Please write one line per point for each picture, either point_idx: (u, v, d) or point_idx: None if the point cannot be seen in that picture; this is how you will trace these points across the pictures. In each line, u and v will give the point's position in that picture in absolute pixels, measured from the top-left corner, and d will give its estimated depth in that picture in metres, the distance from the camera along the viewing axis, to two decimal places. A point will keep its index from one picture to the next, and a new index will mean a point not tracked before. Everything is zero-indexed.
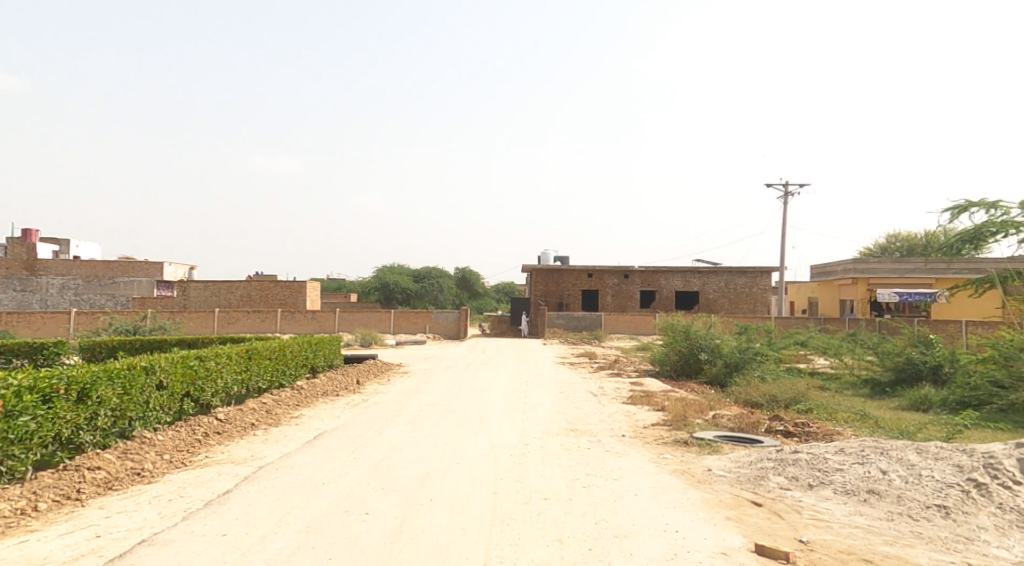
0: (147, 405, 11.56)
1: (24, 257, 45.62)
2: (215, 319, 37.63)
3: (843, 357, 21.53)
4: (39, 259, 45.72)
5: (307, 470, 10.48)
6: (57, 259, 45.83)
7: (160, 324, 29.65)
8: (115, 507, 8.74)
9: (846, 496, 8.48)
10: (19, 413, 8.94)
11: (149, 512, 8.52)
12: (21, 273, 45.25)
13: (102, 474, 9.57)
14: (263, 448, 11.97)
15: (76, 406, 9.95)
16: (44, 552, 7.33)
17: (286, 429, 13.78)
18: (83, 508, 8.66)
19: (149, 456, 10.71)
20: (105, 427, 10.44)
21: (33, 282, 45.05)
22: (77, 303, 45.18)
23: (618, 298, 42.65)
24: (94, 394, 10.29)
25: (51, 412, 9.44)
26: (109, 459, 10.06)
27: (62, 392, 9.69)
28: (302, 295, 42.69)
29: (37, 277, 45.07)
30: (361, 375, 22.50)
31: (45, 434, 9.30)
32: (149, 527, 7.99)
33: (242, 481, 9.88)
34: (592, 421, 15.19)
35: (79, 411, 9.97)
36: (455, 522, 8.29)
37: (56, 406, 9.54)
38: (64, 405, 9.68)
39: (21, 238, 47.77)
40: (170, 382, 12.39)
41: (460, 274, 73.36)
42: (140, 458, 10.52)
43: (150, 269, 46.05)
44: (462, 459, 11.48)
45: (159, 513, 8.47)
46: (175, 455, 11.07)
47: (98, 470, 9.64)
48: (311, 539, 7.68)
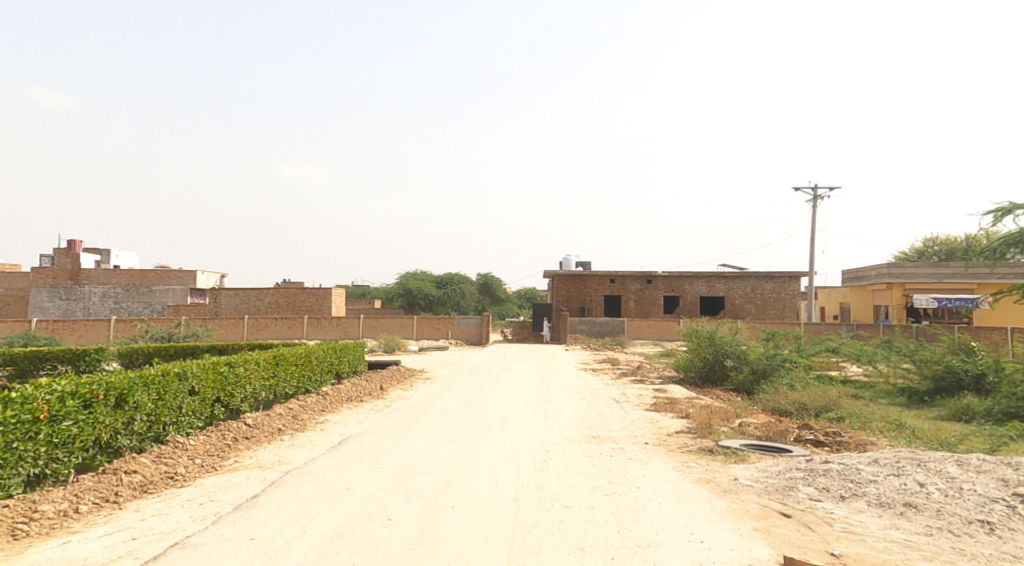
0: (180, 411, 11.53)
1: (68, 267, 46.29)
2: (244, 325, 37.84)
3: (877, 364, 21.08)
4: (82, 270, 46.38)
5: (331, 475, 10.38)
6: (100, 269, 46.50)
7: (192, 330, 29.87)
8: (150, 510, 8.69)
9: (881, 509, 8.19)
10: (61, 418, 8.93)
11: (182, 515, 8.45)
12: (66, 283, 45.92)
13: (138, 478, 9.54)
14: (289, 454, 11.89)
15: (115, 411, 9.91)
16: (84, 554, 7.27)
17: (312, 434, 13.70)
18: (122, 510, 8.62)
19: (182, 460, 10.66)
20: (141, 432, 10.41)
21: (77, 291, 45.69)
22: (117, 312, 45.63)
23: (640, 303, 42.29)
24: (132, 399, 10.26)
25: (92, 417, 9.42)
26: (144, 463, 10.03)
27: (102, 397, 9.65)
28: (327, 302, 42.85)
29: (80, 286, 45.72)
30: (385, 381, 22.43)
31: (86, 438, 9.27)
32: (181, 530, 7.92)
33: (268, 486, 9.80)
34: (614, 428, 14.96)
35: (118, 416, 9.94)
36: (477, 529, 8.11)
37: (97, 411, 9.51)
38: (103, 411, 9.65)
39: (67, 248, 48.48)
40: (202, 387, 12.36)
41: (482, 280, 73.37)
42: (174, 462, 10.47)
43: (184, 277, 46.49)
44: (484, 465, 11.32)
45: (191, 517, 8.39)
46: (206, 460, 11.02)
47: (134, 474, 9.60)
48: (335, 544, 7.54)
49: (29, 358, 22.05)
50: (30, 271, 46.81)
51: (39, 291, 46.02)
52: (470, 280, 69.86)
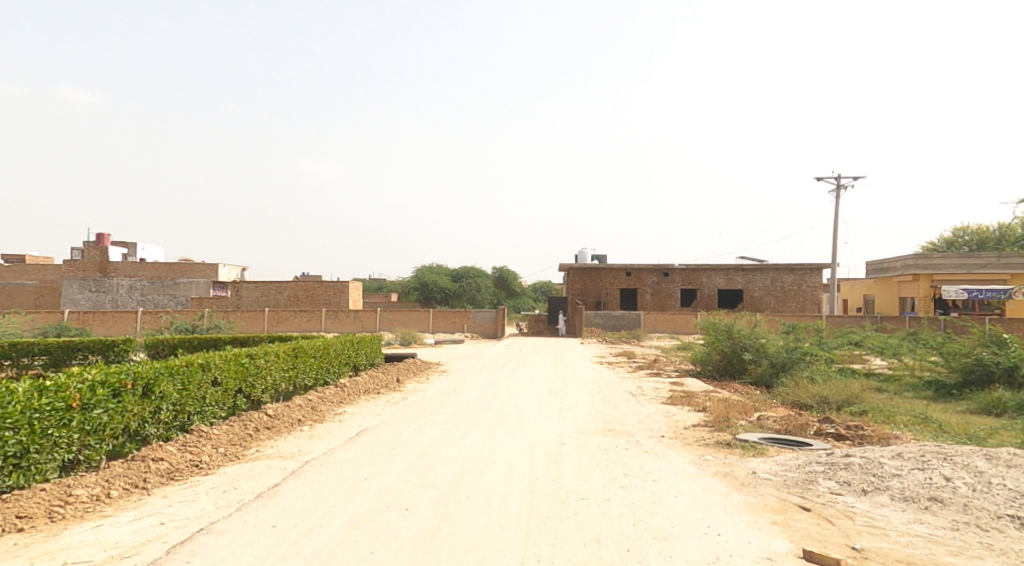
0: (204, 400, 11.56)
1: (97, 260, 46.71)
2: (265, 318, 38.03)
3: (902, 357, 20.82)
4: (111, 262, 46.72)
5: (351, 465, 10.37)
6: (126, 262, 46.97)
7: (215, 322, 30.08)
8: (177, 497, 8.71)
9: (905, 503, 8.05)
10: (92, 405, 8.95)
11: (206, 503, 8.46)
12: (94, 276, 46.31)
13: (164, 465, 9.57)
14: (309, 444, 11.91)
15: (142, 400, 9.94)
16: (114, 537, 7.29)
17: (331, 425, 13.70)
18: (151, 496, 8.64)
19: (206, 449, 10.69)
20: (167, 421, 10.45)
21: (106, 284, 46.02)
22: (143, 304, 46.07)
23: (657, 296, 42.11)
24: (158, 389, 10.29)
25: (121, 406, 9.45)
26: (170, 451, 10.06)
27: (131, 386, 9.68)
28: (345, 295, 42.98)
29: (109, 279, 46.05)
30: (402, 374, 22.46)
31: (116, 426, 9.31)
32: (206, 516, 7.93)
33: (289, 475, 9.80)
34: (630, 421, 14.86)
35: (145, 405, 9.97)
36: (494, 520, 8.06)
37: (125, 399, 9.53)
38: (132, 399, 9.68)
39: (95, 242, 48.94)
40: (225, 378, 12.39)
41: (498, 273, 73.34)
42: (199, 451, 10.50)
43: (207, 270, 46.79)
44: (500, 457, 11.28)
45: (215, 503, 8.41)
46: (229, 449, 11.05)
47: (161, 461, 9.64)
48: (354, 533, 7.52)
49: (57, 349, 22.26)
50: (58, 265, 47.35)
51: (70, 283, 46.50)
52: (487, 274, 69.85)
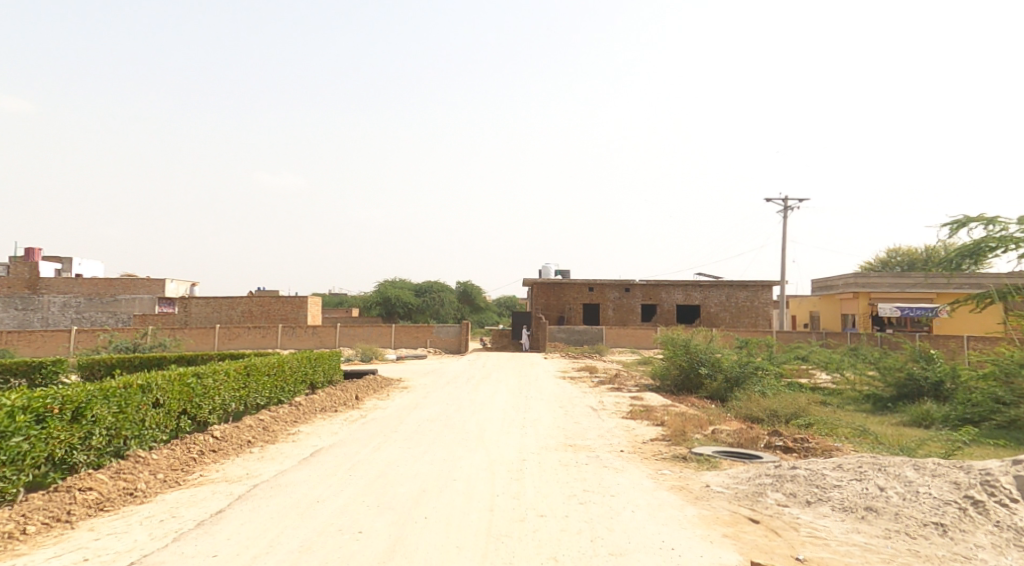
0: (143, 424, 11.45)
1: (25, 276, 45.62)
2: (215, 335, 37.62)
3: (845, 372, 21.42)
4: (41, 280, 45.59)
5: (303, 488, 10.38)
6: (58, 278, 45.91)
7: (160, 340, 29.57)
8: (104, 529, 8.65)
9: (844, 513, 8.37)
10: (10, 433, 8.87)
11: (141, 534, 8.41)
12: (22, 292, 45.15)
13: (93, 495, 9.47)
14: (258, 466, 11.89)
15: (70, 426, 9.84)
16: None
17: (283, 446, 13.69)
18: (73, 530, 8.58)
19: (143, 476, 10.60)
20: (100, 447, 10.37)
21: (36, 301, 45.02)
22: (79, 321, 45.07)
23: (618, 312, 42.58)
24: (90, 413, 10.19)
25: (45, 432, 9.36)
26: (102, 479, 9.95)
27: (57, 411, 9.60)
28: (303, 310, 42.74)
29: (39, 295, 45.06)
30: (361, 391, 22.41)
31: (37, 455, 9.22)
32: (139, 549, 7.89)
33: (236, 500, 9.78)
34: (591, 437, 15.06)
35: (74, 431, 9.88)
36: (451, 540, 8.18)
37: (50, 425, 9.45)
38: (57, 425, 9.59)
39: (24, 257, 48.01)
40: (168, 399, 12.30)
41: (460, 287, 73.52)
42: (134, 478, 10.42)
43: (151, 286, 46.03)
44: (460, 475, 11.40)
45: (151, 534, 8.37)
46: (169, 475, 10.97)
47: (89, 491, 9.53)
48: (302, 560, 7.57)
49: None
50: None
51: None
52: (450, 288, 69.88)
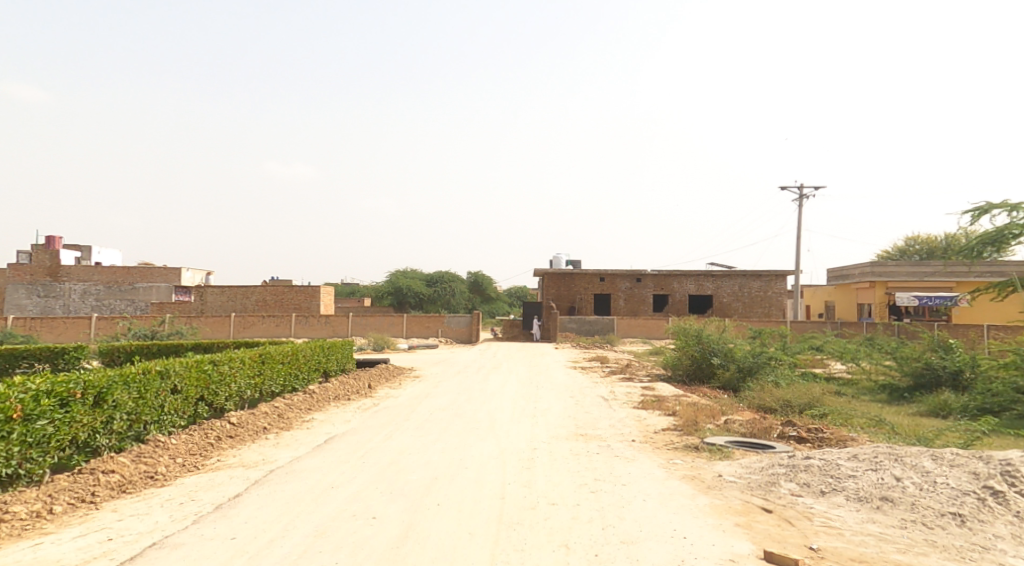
0: (161, 410, 11.52)
1: (46, 265, 46.01)
2: (231, 323, 37.83)
3: (860, 361, 21.27)
4: (61, 266, 46.13)
5: (318, 474, 10.42)
6: (79, 266, 46.24)
7: (177, 328, 29.71)
8: (128, 510, 8.72)
9: (858, 503, 8.32)
10: (36, 417, 8.94)
11: (161, 516, 8.48)
12: (44, 280, 45.63)
13: (116, 478, 9.54)
14: (274, 452, 11.94)
15: (93, 410, 9.91)
16: (55, 555, 7.29)
17: (297, 433, 13.74)
18: (98, 510, 8.65)
19: (162, 460, 10.67)
20: (121, 431, 10.45)
21: (56, 288, 45.35)
22: (99, 309, 45.44)
23: (630, 302, 42.48)
24: (111, 398, 10.26)
25: (69, 417, 9.41)
26: (123, 463, 10.02)
27: (80, 396, 9.65)
28: (316, 300, 42.87)
29: (60, 283, 45.43)
30: (373, 379, 22.48)
31: (62, 438, 9.29)
32: (160, 530, 7.95)
33: (252, 485, 9.83)
34: (602, 426, 15.03)
35: (97, 416, 9.95)
36: (462, 527, 8.18)
37: (73, 410, 9.50)
38: (80, 409, 9.65)
39: (46, 245, 48.11)
40: (185, 386, 12.36)
41: (470, 277, 73.57)
42: (155, 462, 10.49)
43: (168, 274, 46.48)
44: (471, 463, 11.40)
45: (171, 517, 8.42)
46: (188, 459, 11.04)
47: (112, 474, 9.61)
48: (317, 544, 7.59)
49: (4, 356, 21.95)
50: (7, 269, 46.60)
51: (19, 290, 45.56)
52: (461, 278, 69.94)
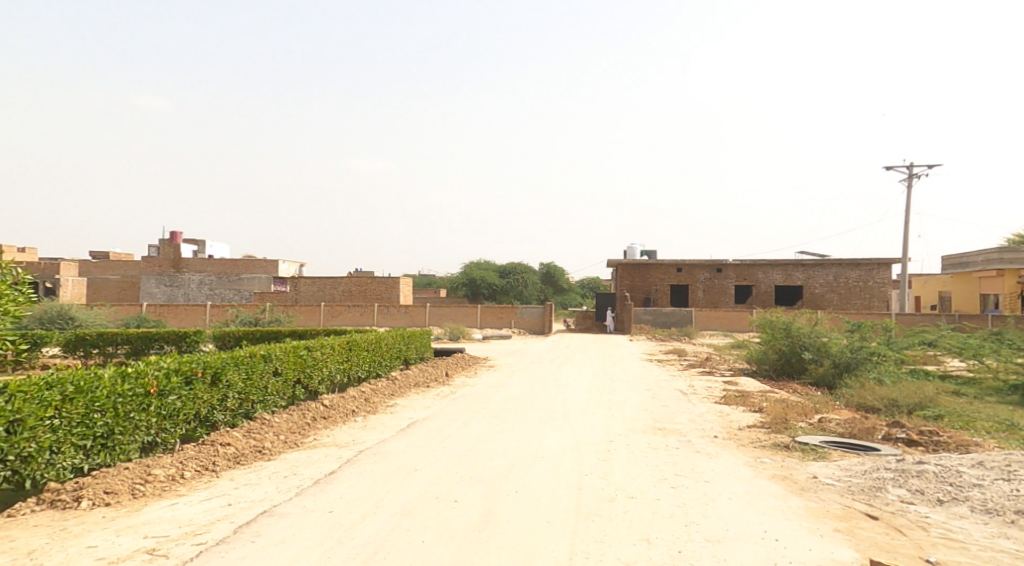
0: (266, 390, 11.50)
1: (170, 257, 48.24)
2: (321, 311, 38.31)
3: (980, 358, 19.78)
4: (183, 259, 48.18)
5: (401, 457, 10.14)
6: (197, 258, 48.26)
7: (277, 316, 30.19)
8: (243, 479, 8.67)
9: (985, 515, 7.49)
10: (168, 392, 9.02)
11: (269, 486, 8.38)
12: (168, 272, 47.77)
13: (232, 450, 9.54)
14: (362, 434, 11.79)
15: (210, 388, 9.96)
16: (185, 516, 7.27)
17: (383, 417, 13.59)
18: (219, 478, 8.63)
19: (269, 436, 10.60)
20: (234, 409, 10.49)
21: (179, 279, 47.40)
22: (212, 298, 47.07)
23: (709, 293, 41.27)
24: (225, 377, 10.29)
25: (193, 393, 9.51)
26: (236, 436, 10.02)
27: (201, 374, 9.72)
28: (396, 290, 43.11)
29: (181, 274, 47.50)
30: (450, 367, 22.43)
31: (188, 412, 9.39)
32: (269, 500, 7.86)
33: (344, 463, 9.67)
34: (681, 420, 14.37)
35: (214, 393, 10.00)
36: (541, 515, 7.72)
37: (197, 387, 9.59)
38: (201, 387, 9.72)
39: (170, 239, 50.51)
40: (285, 368, 12.32)
41: (542, 268, 73.29)
42: (263, 437, 10.43)
43: (268, 265, 47.86)
44: (547, 453, 10.96)
45: (277, 487, 8.33)
46: (290, 437, 10.95)
47: (229, 446, 9.60)
48: (405, 522, 7.30)
49: (137, 339, 23.04)
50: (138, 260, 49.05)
51: (151, 280, 47.46)
52: (532, 269, 69.69)
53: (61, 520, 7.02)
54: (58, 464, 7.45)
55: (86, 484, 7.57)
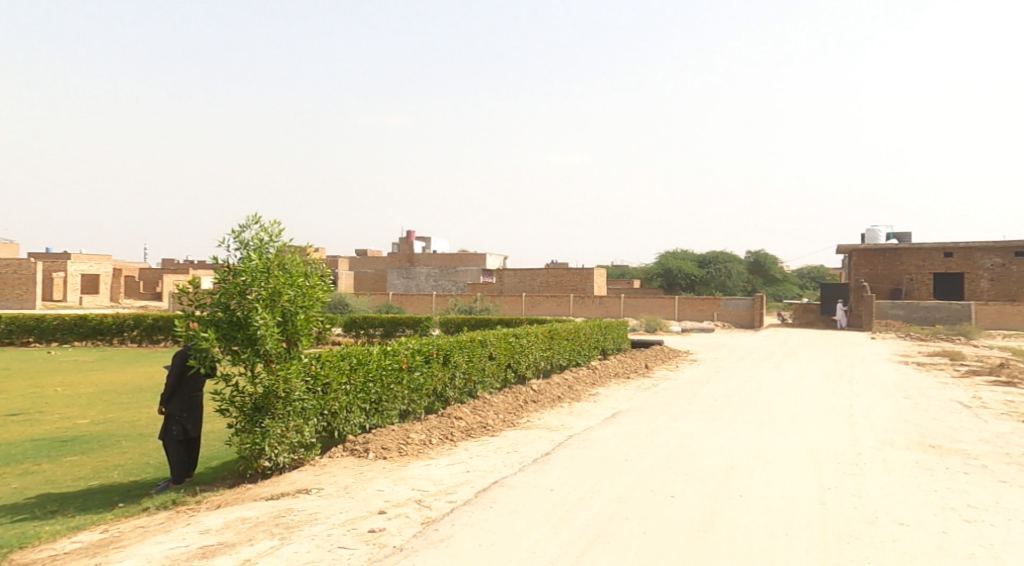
0: (485, 370, 10.05)
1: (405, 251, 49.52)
2: (522, 300, 37.10)
3: None
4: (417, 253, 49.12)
5: (612, 446, 7.70)
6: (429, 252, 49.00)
7: (487, 304, 28.88)
8: (480, 449, 7.78)
9: None
10: (415, 369, 8.55)
11: (498, 460, 7.18)
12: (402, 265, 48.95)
13: (464, 424, 8.60)
14: (571, 419, 9.55)
15: (442, 368, 9.06)
16: (438, 476, 6.64)
17: (589, 404, 11.18)
18: (460, 448, 7.79)
19: (491, 415, 9.16)
20: (464, 386, 9.49)
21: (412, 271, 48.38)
22: (436, 289, 47.53)
23: (996, 283, 34.09)
24: (451, 357, 9.27)
25: (433, 371, 8.86)
26: (464, 412, 9.05)
27: (437, 353, 8.97)
28: (590, 282, 40.44)
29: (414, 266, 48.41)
30: (650, 358, 19.48)
31: (428, 389, 8.76)
32: (499, 472, 6.74)
33: (557, 447, 7.72)
34: (975, 427, 10.38)
35: (446, 371, 9.14)
36: (787, 543, 4.90)
37: (435, 366, 8.92)
38: (438, 367, 9.00)
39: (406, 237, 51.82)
40: (500, 353, 10.54)
41: (754, 257, 67.21)
42: (489, 413, 9.26)
43: (479, 258, 47.27)
44: (792, 452, 7.90)
45: (505, 462, 7.07)
46: (511, 416, 9.38)
47: (461, 420, 8.70)
48: (628, 521, 5.35)
49: (390, 321, 23.38)
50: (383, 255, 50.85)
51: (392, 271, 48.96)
52: (742, 260, 63.94)
53: (359, 467, 6.92)
54: (352, 421, 7.58)
55: (371, 440, 7.52)
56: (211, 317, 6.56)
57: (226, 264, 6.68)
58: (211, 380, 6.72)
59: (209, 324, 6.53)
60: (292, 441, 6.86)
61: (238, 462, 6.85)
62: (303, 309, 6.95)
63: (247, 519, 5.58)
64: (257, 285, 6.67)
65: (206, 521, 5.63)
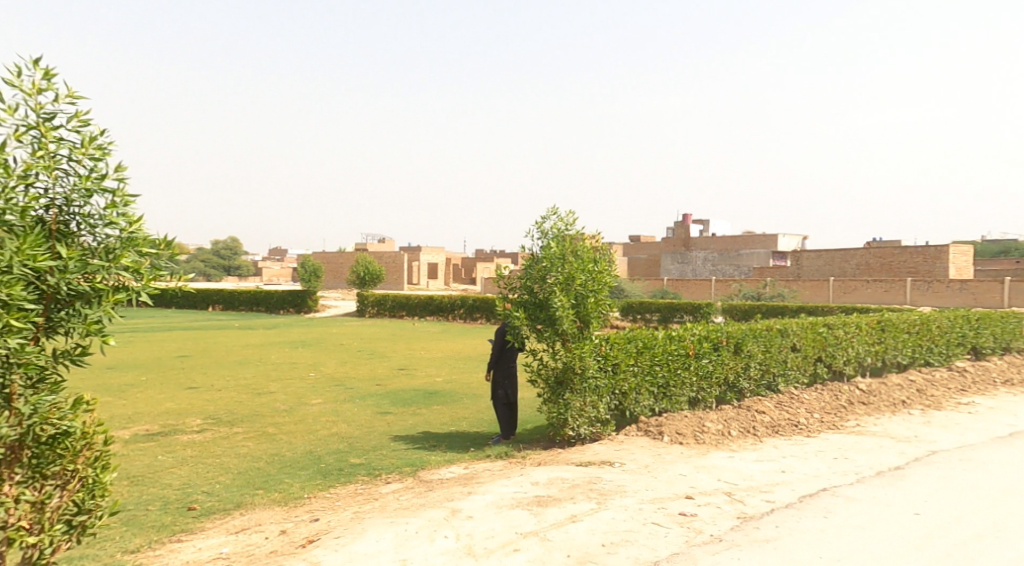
0: (788, 364, 8.75)
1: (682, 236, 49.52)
2: (831, 287, 31.12)
3: None
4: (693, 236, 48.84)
5: (1012, 473, 6.11)
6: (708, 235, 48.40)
7: (778, 291, 29.38)
8: (788, 449, 6.92)
9: None
10: (702, 356, 7.95)
11: (821, 463, 6.39)
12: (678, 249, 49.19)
13: (770, 419, 7.74)
14: (932, 426, 7.89)
15: (733, 357, 8.24)
16: (747, 471, 6.09)
17: (969, 407, 9.07)
18: (765, 443, 7.14)
19: (806, 412, 8.18)
20: (761, 378, 8.45)
21: (688, 257, 48.58)
22: (715, 274, 46.79)
23: None
24: (747, 347, 8.34)
25: (721, 360, 8.08)
26: (769, 406, 8.05)
27: (727, 341, 8.19)
28: (940, 265, 31.33)
29: (692, 253, 48.31)
30: None
31: (719, 378, 8.04)
32: (825, 478, 5.89)
33: (915, 461, 6.48)
34: None
35: (739, 360, 8.25)
36: None
37: (725, 355, 8.12)
38: (729, 355, 8.17)
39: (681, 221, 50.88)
40: (806, 344, 9.00)
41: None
42: (802, 411, 8.14)
43: (767, 240, 43.96)
44: None
45: (830, 467, 6.27)
46: (829, 416, 8.18)
47: (766, 415, 7.82)
48: None
49: (666, 308, 25.04)
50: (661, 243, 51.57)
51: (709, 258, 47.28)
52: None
53: (656, 447, 6.83)
54: (642, 403, 7.44)
55: (666, 423, 7.35)
56: (520, 300, 7.47)
57: (533, 253, 7.53)
58: (523, 356, 7.47)
59: (518, 305, 7.41)
60: (590, 415, 7.16)
61: (550, 428, 7.46)
62: (590, 293, 7.36)
63: (566, 480, 5.60)
64: (555, 269, 7.35)
65: (534, 475, 5.78)
